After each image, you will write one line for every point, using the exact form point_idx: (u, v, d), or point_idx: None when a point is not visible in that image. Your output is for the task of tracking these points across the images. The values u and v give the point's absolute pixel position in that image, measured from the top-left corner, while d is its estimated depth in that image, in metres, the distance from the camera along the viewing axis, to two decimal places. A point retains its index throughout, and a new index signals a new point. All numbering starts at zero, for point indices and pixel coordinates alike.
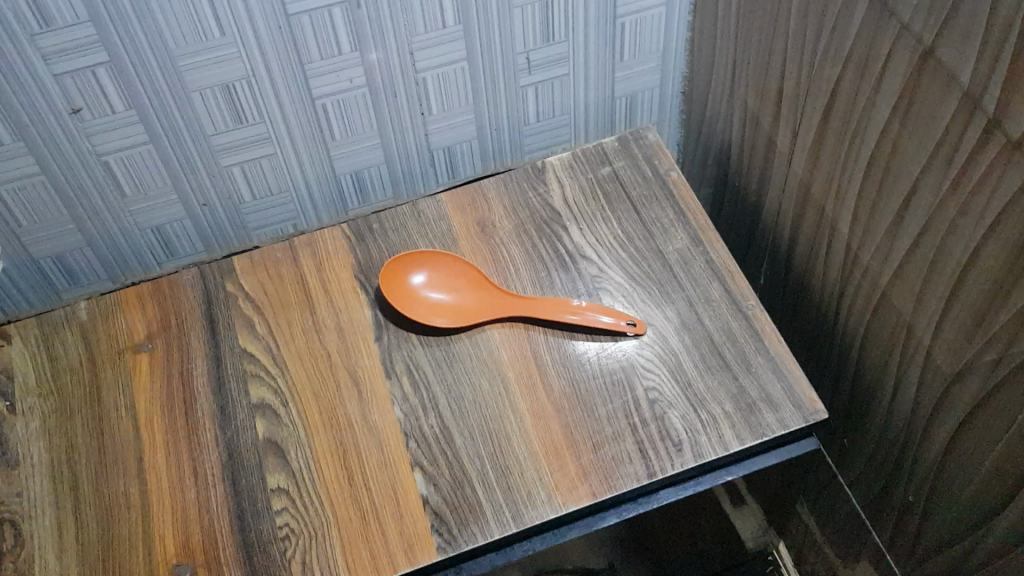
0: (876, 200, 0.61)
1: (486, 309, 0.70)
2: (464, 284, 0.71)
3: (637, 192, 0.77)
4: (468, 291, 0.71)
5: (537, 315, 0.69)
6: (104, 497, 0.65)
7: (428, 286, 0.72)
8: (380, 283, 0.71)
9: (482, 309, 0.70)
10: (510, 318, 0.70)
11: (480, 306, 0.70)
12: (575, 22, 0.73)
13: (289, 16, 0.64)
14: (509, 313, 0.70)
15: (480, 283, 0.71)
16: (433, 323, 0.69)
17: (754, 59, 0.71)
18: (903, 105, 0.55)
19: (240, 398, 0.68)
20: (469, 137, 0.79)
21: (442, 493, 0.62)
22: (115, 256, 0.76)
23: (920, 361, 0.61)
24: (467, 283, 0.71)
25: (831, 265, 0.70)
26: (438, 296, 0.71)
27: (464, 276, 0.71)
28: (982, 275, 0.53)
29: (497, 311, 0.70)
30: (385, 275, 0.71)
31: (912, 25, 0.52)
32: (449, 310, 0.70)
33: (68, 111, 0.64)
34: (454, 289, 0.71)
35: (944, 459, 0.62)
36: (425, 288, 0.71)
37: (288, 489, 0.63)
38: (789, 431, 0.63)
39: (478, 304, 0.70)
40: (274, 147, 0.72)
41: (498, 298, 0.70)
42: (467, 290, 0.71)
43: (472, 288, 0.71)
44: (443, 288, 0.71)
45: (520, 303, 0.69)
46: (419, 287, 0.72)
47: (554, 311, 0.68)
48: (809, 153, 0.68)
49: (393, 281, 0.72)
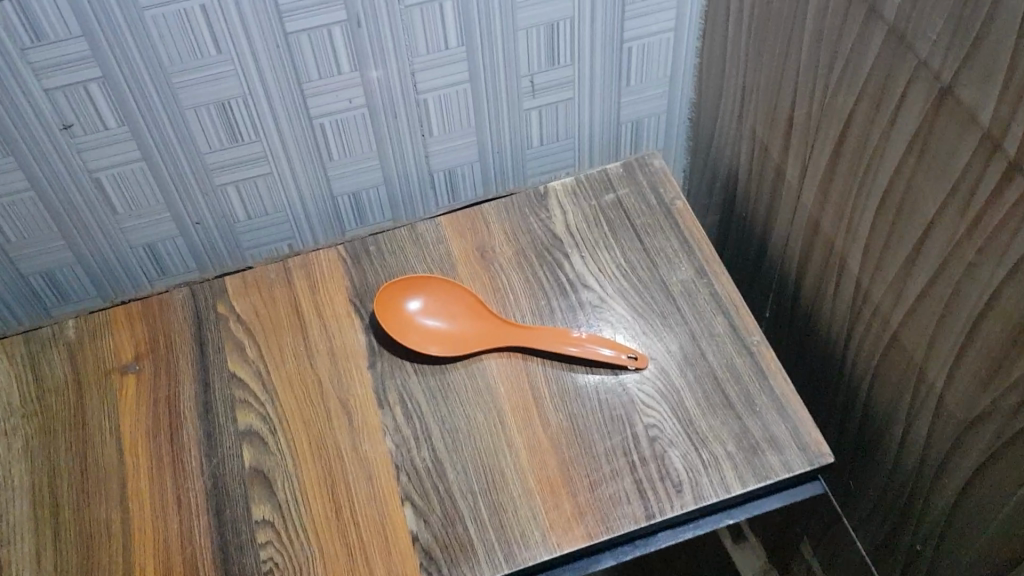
0: (890, 238, 0.59)
1: (480, 338, 0.68)
2: (460, 311, 0.69)
3: (641, 220, 0.75)
4: (464, 319, 0.69)
5: (535, 345, 0.67)
6: (85, 525, 0.63)
7: (422, 313, 0.70)
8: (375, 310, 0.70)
9: (476, 337, 0.68)
10: (507, 348, 0.68)
11: (475, 334, 0.68)
12: (581, 45, 0.71)
13: (287, 35, 0.62)
14: (504, 343, 0.68)
15: (478, 311, 0.69)
16: (426, 351, 0.68)
17: (765, 87, 0.69)
18: (919, 142, 0.53)
19: (228, 424, 0.66)
20: (470, 159, 0.77)
21: (433, 529, 0.60)
22: (106, 274, 0.74)
23: (931, 407, 0.60)
24: (463, 310, 0.69)
25: (840, 300, 0.68)
26: (432, 322, 0.69)
27: (460, 304, 0.69)
28: (999, 321, 0.51)
29: (490, 340, 0.68)
30: (380, 302, 0.69)
31: (931, 62, 0.50)
32: (444, 337, 0.68)
33: (59, 127, 0.62)
34: (449, 316, 0.69)
35: (954, 507, 0.61)
36: (420, 315, 0.69)
37: (274, 521, 0.62)
38: (793, 475, 0.61)
39: (471, 332, 0.69)
40: (270, 166, 0.71)
41: (496, 327, 0.68)
42: (462, 317, 0.69)
43: (467, 315, 0.69)
44: (439, 315, 0.69)
45: (516, 334, 0.68)
46: (414, 312, 0.70)
47: (554, 341, 0.67)
48: (819, 185, 0.66)
49: (389, 309, 0.70)
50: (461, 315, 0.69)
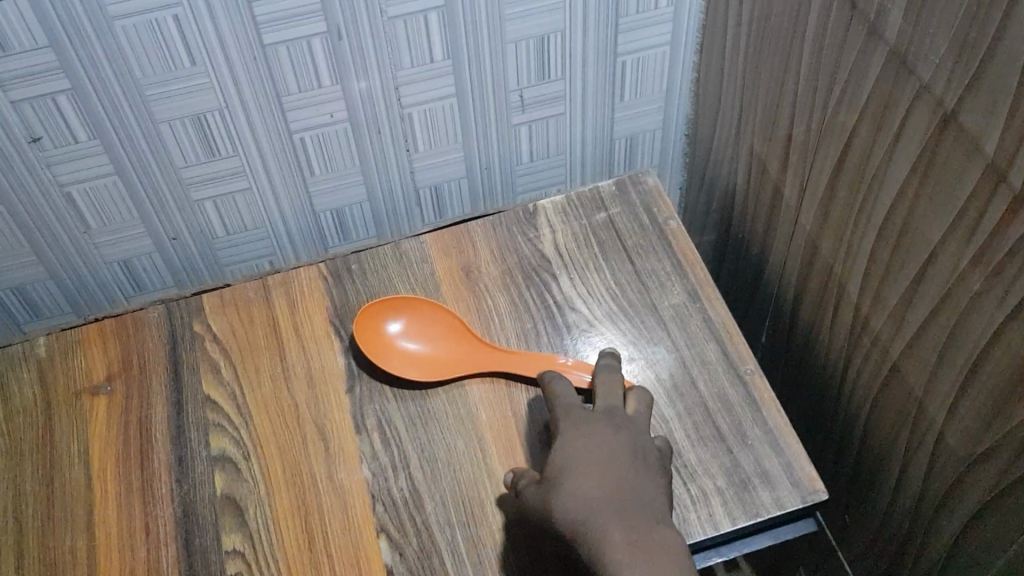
0: (891, 266, 0.57)
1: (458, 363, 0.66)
2: (440, 337, 0.67)
3: (633, 240, 0.72)
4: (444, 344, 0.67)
5: (519, 367, 0.65)
6: (49, 553, 0.60)
7: (402, 338, 0.68)
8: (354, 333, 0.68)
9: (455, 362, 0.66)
10: (490, 373, 0.66)
11: (456, 359, 0.66)
12: (572, 59, 0.69)
13: (265, 47, 0.60)
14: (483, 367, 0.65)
15: (461, 334, 0.67)
16: (404, 373, 0.65)
17: (763, 105, 0.67)
18: (920, 168, 0.51)
19: (200, 448, 0.64)
20: (458, 175, 0.74)
21: (409, 563, 0.58)
22: (80, 290, 0.72)
23: (931, 443, 0.57)
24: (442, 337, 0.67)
25: (838, 328, 0.66)
26: (411, 347, 0.67)
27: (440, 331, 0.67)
28: (1004, 358, 0.48)
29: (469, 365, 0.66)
30: (358, 324, 0.67)
31: (933, 86, 0.48)
32: (424, 361, 0.66)
33: (27, 140, 0.60)
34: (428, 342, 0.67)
35: (953, 548, 0.58)
36: (400, 337, 0.68)
37: (244, 552, 0.59)
38: (786, 512, 0.58)
39: (451, 356, 0.66)
40: (248, 181, 0.68)
41: (478, 351, 0.66)
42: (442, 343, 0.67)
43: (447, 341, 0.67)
44: (419, 339, 0.67)
45: (496, 357, 0.65)
46: (394, 337, 0.68)
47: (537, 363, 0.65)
48: (817, 208, 0.64)
49: (368, 332, 0.68)
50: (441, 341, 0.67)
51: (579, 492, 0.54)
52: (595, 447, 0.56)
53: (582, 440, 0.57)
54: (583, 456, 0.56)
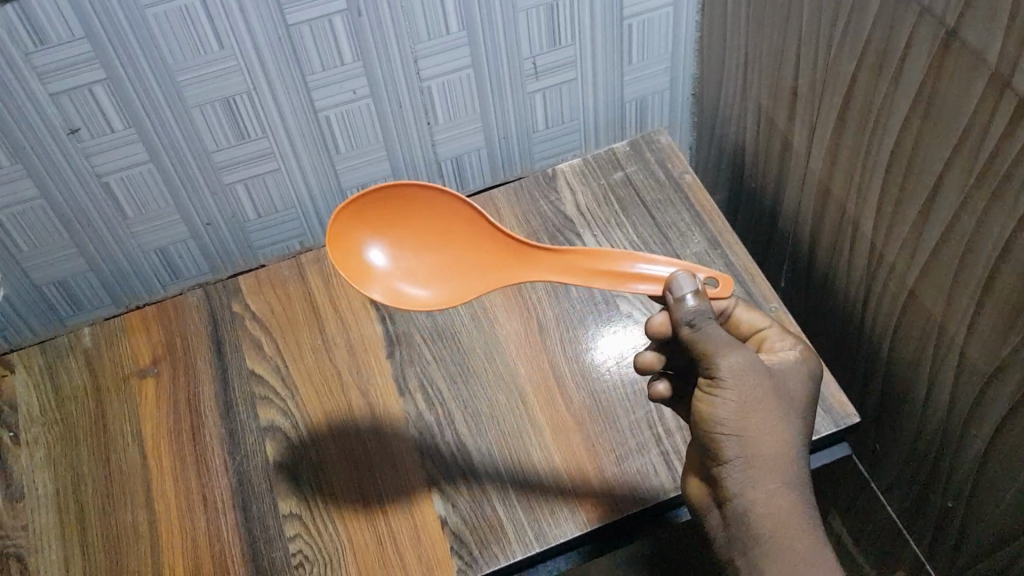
0: (902, 194, 0.59)
1: (522, 266, 0.59)
2: (432, 215, 0.60)
3: (651, 197, 0.75)
4: (433, 219, 0.60)
5: (604, 272, 0.57)
6: (112, 528, 0.62)
7: (379, 241, 0.60)
8: (396, 206, 0.60)
9: (505, 265, 0.60)
10: (496, 257, 0.60)
11: (474, 258, 0.60)
12: (581, 26, 0.71)
13: (288, 27, 0.62)
14: (572, 273, 0.58)
15: (484, 259, 0.60)
16: (404, 233, 0.60)
17: (767, 56, 0.69)
18: (925, 95, 0.53)
19: (250, 421, 0.66)
20: (477, 145, 0.77)
21: (462, 513, 0.60)
22: (118, 280, 0.74)
23: (954, 362, 0.59)
24: (386, 205, 0.60)
25: (855, 264, 0.68)
26: (402, 284, 0.60)
27: (424, 195, 0.60)
28: (1017, 267, 0.50)
29: (543, 259, 0.59)
30: (402, 211, 0.60)
31: (934, 7, 0.49)
32: (426, 248, 0.61)
33: (66, 132, 0.62)
34: (387, 223, 0.60)
35: (984, 461, 0.60)
36: (396, 247, 0.60)
37: (300, 513, 0.61)
38: (820, 438, 0.61)
39: (490, 252, 0.60)
40: (277, 162, 0.71)
41: (507, 255, 0.60)
42: (432, 214, 0.60)
43: (432, 213, 0.60)
44: (444, 236, 0.61)
45: (579, 253, 0.57)
46: (370, 241, 0.60)
47: (622, 264, 0.56)
48: (827, 151, 0.66)
49: (406, 209, 0.60)
50: (422, 220, 0.60)
51: (784, 448, 0.51)
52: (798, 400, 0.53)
53: (790, 385, 0.53)
54: (791, 407, 0.52)
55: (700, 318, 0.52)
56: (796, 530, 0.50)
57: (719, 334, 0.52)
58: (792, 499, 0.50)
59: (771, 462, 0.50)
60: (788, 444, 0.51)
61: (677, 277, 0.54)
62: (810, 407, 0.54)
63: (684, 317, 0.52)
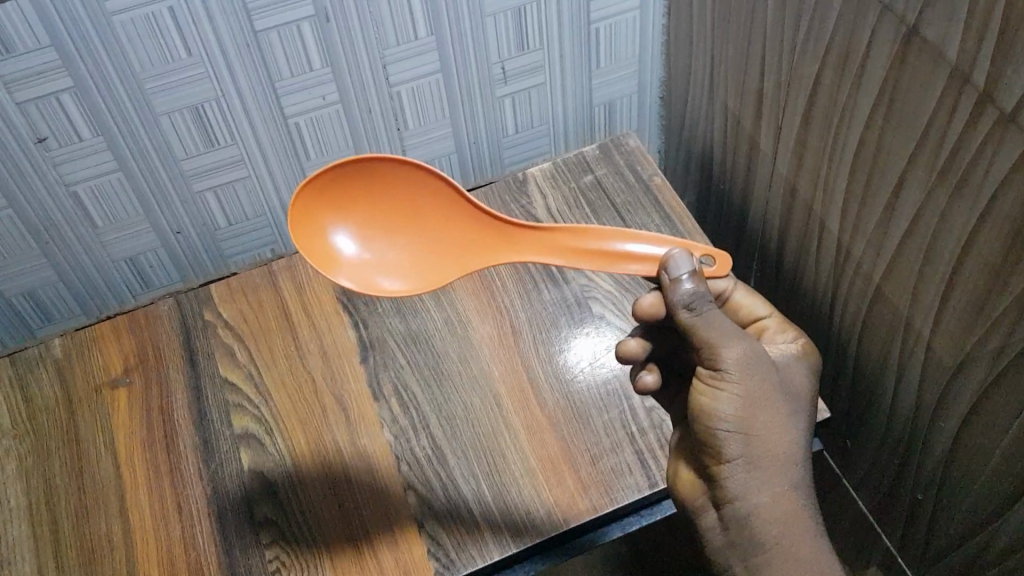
0: (867, 192, 0.60)
1: (501, 246, 0.60)
2: (405, 196, 0.60)
3: (621, 199, 0.76)
4: (385, 205, 0.60)
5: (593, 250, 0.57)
6: (85, 539, 0.62)
7: (349, 223, 0.59)
8: (368, 187, 0.59)
9: (481, 246, 0.60)
10: (472, 239, 0.60)
11: (448, 239, 0.61)
12: (549, 29, 0.71)
13: (257, 34, 0.62)
14: (560, 253, 0.58)
15: (460, 239, 0.61)
16: (376, 214, 0.60)
17: (733, 59, 0.70)
18: (888, 92, 0.54)
19: (224, 429, 0.66)
20: (447, 150, 0.77)
21: (438, 515, 0.60)
22: (89, 290, 0.74)
23: (920, 356, 0.60)
24: (358, 187, 0.59)
25: (822, 262, 0.69)
26: (372, 269, 0.59)
27: (398, 175, 0.59)
28: (980, 259, 0.51)
29: (526, 239, 0.59)
30: (374, 191, 0.60)
31: (895, 5, 0.50)
32: (396, 230, 0.60)
33: (34, 141, 0.62)
34: (359, 205, 0.60)
35: (952, 454, 0.61)
36: (367, 230, 0.60)
37: (276, 520, 0.61)
38: None
39: (466, 232, 0.60)
40: (247, 170, 0.71)
41: (484, 235, 0.60)
42: (405, 194, 0.60)
43: (384, 198, 0.60)
44: (418, 217, 0.61)
45: (568, 232, 0.58)
46: (340, 225, 0.59)
47: (610, 244, 0.57)
48: (793, 151, 0.67)
49: (378, 189, 0.60)
50: (396, 200, 0.60)
51: (785, 444, 0.52)
52: (797, 394, 0.54)
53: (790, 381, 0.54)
54: (789, 399, 0.53)
55: (699, 302, 0.52)
56: (788, 529, 0.52)
57: (720, 321, 0.52)
58: (782, 494, 0.52)
59: (771, 460, 0.51)
60: (788, 440, 0.52)
61: (674, 257, 0.53)
62: (805, 399, 0.55)
63: (681, 300, 0.52)
